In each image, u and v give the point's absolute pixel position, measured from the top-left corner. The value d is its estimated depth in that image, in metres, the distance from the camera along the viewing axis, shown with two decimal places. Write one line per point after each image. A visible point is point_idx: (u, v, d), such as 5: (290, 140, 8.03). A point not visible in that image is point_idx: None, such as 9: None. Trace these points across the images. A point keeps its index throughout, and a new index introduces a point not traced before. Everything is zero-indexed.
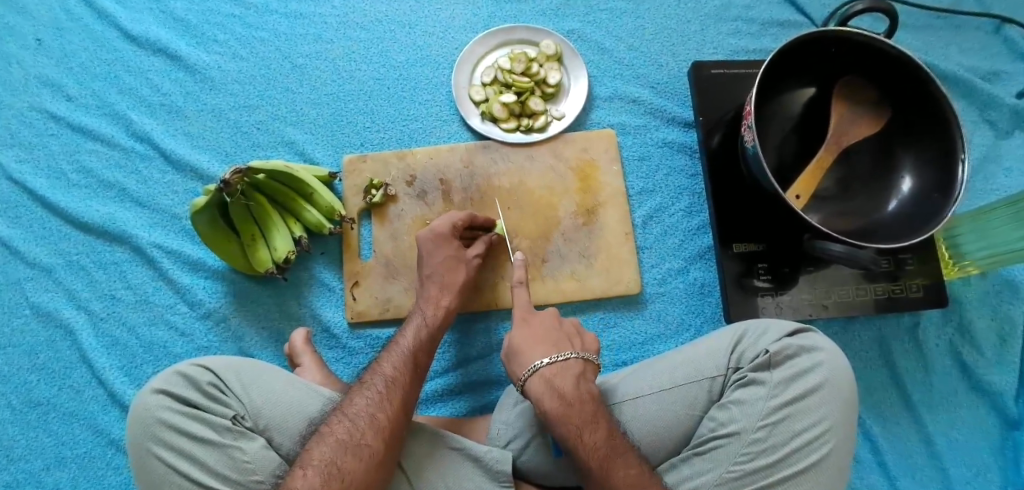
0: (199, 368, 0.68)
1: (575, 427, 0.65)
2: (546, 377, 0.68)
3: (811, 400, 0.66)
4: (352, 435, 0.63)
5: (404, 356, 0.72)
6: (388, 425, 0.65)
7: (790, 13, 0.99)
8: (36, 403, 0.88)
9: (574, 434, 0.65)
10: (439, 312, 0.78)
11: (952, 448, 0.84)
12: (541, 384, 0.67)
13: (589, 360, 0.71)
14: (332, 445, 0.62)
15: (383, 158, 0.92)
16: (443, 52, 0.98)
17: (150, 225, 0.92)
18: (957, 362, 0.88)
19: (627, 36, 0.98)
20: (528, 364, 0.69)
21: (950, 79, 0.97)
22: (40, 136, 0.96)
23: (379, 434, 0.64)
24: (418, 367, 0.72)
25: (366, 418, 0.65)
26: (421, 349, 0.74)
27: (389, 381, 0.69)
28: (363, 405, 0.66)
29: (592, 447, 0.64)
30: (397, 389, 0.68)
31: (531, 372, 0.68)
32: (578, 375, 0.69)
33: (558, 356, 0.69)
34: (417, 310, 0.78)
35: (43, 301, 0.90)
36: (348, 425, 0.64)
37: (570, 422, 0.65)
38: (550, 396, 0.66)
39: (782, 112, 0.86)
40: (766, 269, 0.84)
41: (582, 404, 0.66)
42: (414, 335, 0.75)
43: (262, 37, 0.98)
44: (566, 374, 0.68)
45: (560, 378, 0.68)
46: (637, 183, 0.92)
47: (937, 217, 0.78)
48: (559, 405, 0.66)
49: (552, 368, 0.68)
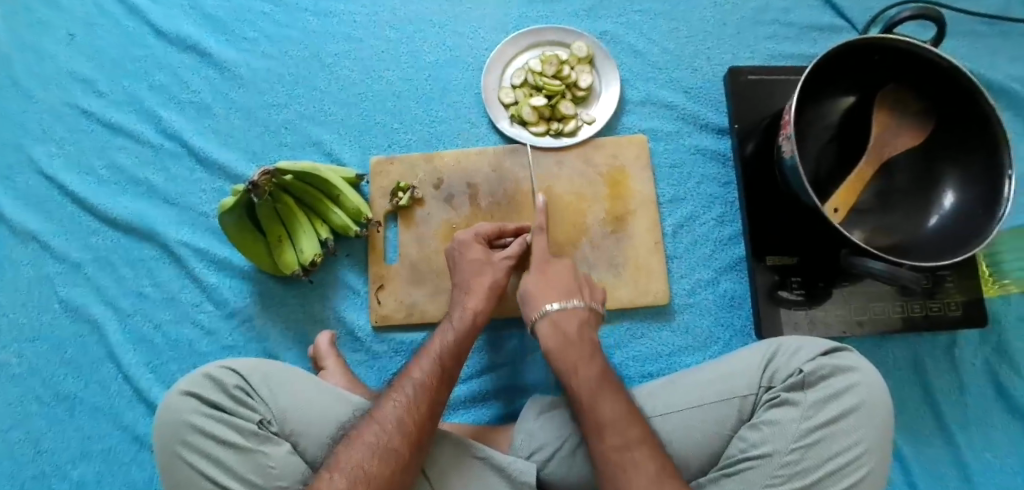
0: (227, 370, 0.68)
1: (572, 363, 0.68)
2: (554, 318, 0.72)
3: (844, 423, 0.64)
4: (380, 439, 0.63)
5: (432, 360, 0.71)
6: (415, 430, 0.65)
7: (830, 17, 0.96)
8: (64, 396, 0.89)
9: (568, 368, 0.68)
10: (468, 318, 0.75)
11: (987, 472, 0.82)
12: (549, 327, 0.72)
13: (594, 309, 0.75)
14: (362, 448, 0.62)
15: (411, 160, 0.91)
16: (472, 53, 0.96)
17: (179, 222, 0.93)
18: (994, 383, 0.85)
19: (661, 40, 0.96)
20: (541, 306, 0.73)
21: (996, 88, 0.93)
22: (71, 131, 0.96)
23: (407, 439, 0.64)
24: (446, 371, 0.71)
25: (394, 421, 0.65)
26: (450, 352, 0.72)
27: (417, 385, 0.68)
28: (391, 409, 0.66)
29: (584, 381, 0.67)
30: (424, 394, 0.67)
31: (542, 314, 0.73)
32: (582, 322, 0.72)
33: (567, 302, 0.73)
34: (448, 313, 0.77)
35: (72, 295, 0.91)
36: (376, 428, 0.64)
37: (567, 359, 0.69)
38: (554, 336, 0.71)
39: (820, 121, 0.84)
40: (800, 282, 0.83)
41: (580, 345, 0.70)
42: (442, 340, 0.73)
43: (291, 35, 0.97)
44: (571, 318, 0.72)
45: (568, 319, 0.72)
46: (669, 190, 0.90)
47: (980, 235, 0.75)
48: (560, 343, 0.70)
49: (560, 310, 0.72)
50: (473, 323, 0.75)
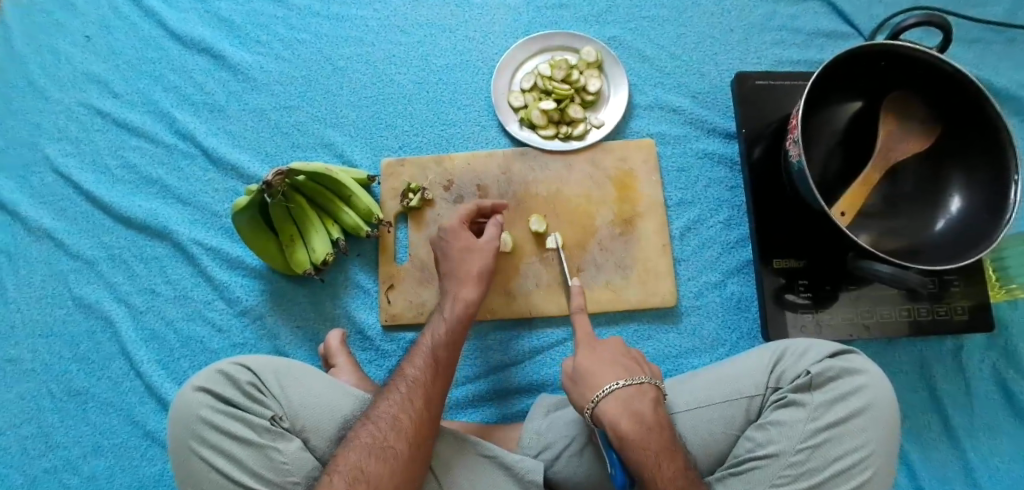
0: (240, 367, 0.69)
1: (653, 456, 0.61)
2: (623, 399, 0.64)
3: (851, 424, 0.65)
4: (375, 438, 0.64)
5: (424, 357, 0.72)
6: (412, 427, 0.65)
7: (837, 23, 0.97)
8: (76, 392, 0.90)
9: (650, 463, 0.61)
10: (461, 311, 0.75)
11: (993, 475, 0.82)
12: (618, 406, 0.63)
13: (659, 386, 0.67)
14: (358, 448, 0.63)
15: (421, 162, 0.92)
16: (483, 57, 0.97)
17: (192, 221, 0.94)
18: (1001, 387, 0.85)
19: (669, 45, 0.97)
20: (597, 389, 0.65)
21: (1002, 94, 0.94)
22: (87, 131, 0.98)
23: (404, 437, 0.64)
24: (441, 365, 0.71)
25: (389, 420, 0.65)
26: (445, 347, 0.73)
27: (410, 384, 0.69)
28: (385, 407, 0.67)
29: (670, 479, 0.61)
30: (418, 391, 0.68)
31: (605, 394, 0.64)
32: (645, 402, 0.64)
33: (633, 380, 0.65)
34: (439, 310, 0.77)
35: (85, 292, 0.92)
36: (372, 429, 0.65)
37: (648, 450, 0.61)
38: (628, 419, 0.63)
39: (826, 127, 0.85)
40: (806, 285, 0.83)
41: (657, 432, 0.63)
42: (436, 336, 0.74)
43: (304, 38, 0.99)
44: (642, 399, 0.64)
45: (639, 403, 0.64)
46: (675, 194, 0.91)
47: (988, 239, 0.75)
48: (638, 432, 0.62)
49: (626, 393, 0.64)
50: (467, 315, 0.75)
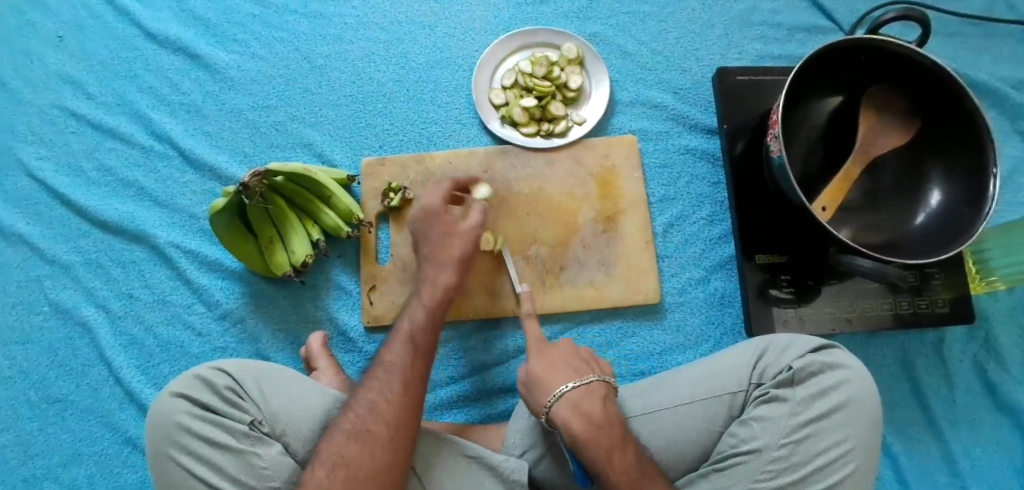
0: (219, 372, 0.68)
1: (606, 452, 0.62)
2: (572, 401, 0.65)
3: (833, 419, 0.65)
4: (355, 424, 0.63)
5: (402, 339, 0.71)
6: (392, 410, 0.64)
7: (817, 17, 0.97)
8: (54, 400, 0.88)
9: (603, 459, 0.62)
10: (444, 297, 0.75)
11: (974, 465, 0.83)
12: (568, 409, 0.64)
13: (610, 383, 0.68)
14: (339, 435, 0.63)
15: (402, 161, 0.91)
16: (463, 55, 0.97)
17: (170, 224, 0.92)
18: (982, 379, 0.86)
19: (650, 41, 0.97)
20: (550, 391, 0.66)
21: (981, 87, 0.94)
22: (61, 134, 0.96)
23: (381, 419, 0.63)
24: (419, 346, 0.70)
25: (367, 406, 0.65)
26: (421, 328, 0.72)
27: (387, 368, 0.68)
28: (364, 393, 0.66)
29: (621, 472, 0.61)
30: (395, 375, 0.67)
31: (555, 397, 0.65)
32: (591, 401, 0.65)
33: (580, 381, 0.66)
34: (417, 292, 0.76)
35: (61, 298, 0.91)
36: (352, 416, 0.64)
37: (599, 447, 0.62)
38: (579, 419, 0.63)
39: (807, 122, 0.84)
40: (788, 280, 0.83)
41: (608, 429, 0.63)
42: (414, 318, 0.73)
43: (282, 37, 0.98)
44: (590, 398, 0.65)
45: (588, 402, 0.65)
46: (658, 190, 0.91)
47: (966, 233, 0.76)
48: (589, 430, 0.63)
49: (575, 394, 0.65)
50: (444, 299, 0.75)
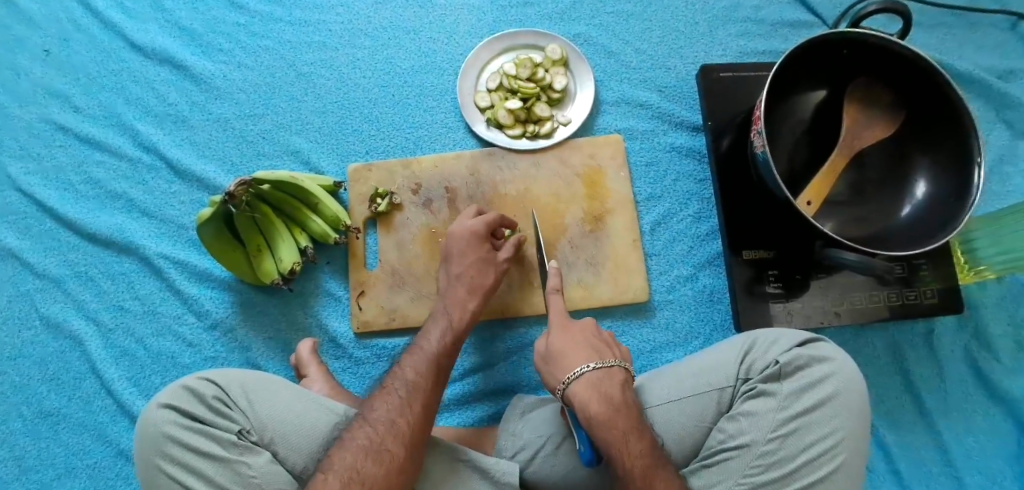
0: (206, 382, 0.68)
1: (621, 435, 0.61)
2: (593, 381, 0.65)
3: (821, 412, 0.65)
4: (373, 441, 0.62)
5: (426, 359, 0.71)
6: (410, 431, 0.64)
7: (800, 12, 0.97)
8: (47, 413, 0.88)
9: (617, 442, 0.61)
10: (465, 315, 0.77)
11: (969, 456, 0.83)
12: (588, 389, 0.64)
13: (628, 369, 0.68)
14: (355, 451, 0.61)
15: (389, 166, 0.91)
16: (448, 58, 0.97)
17: (159, 235, 0.93)
18: (974, 369, 0.86)
19: (634, 40, 0.97)
20: (569, 372, 0.66)
21: (965, 78, 0.94)
22: (48, 147, 0.96)
23: (399, 439, 0.63)
24: (439, 372, 0.71)
25: (387, 424, 0.64)
26: (444, 353, 0.73)
27: (410, 386, 0.68)
28: (384, 411, 0.65)
29: (636, 456, 0.61)
30: (417, 396, 0.67)
31: (575, 376, 0.66)
32: (604, 391, 0.64)
33: (602, 363, 0.67)
34: (442, 311, 0.78)
35: (52, 311, 0.91)
36: (368, 431, 0.63)
37: (614, 430, 0.62)
38: (599, 400, 0.63)
39: (791, 116, 0.85)
40: (776, 275, 0.83)
41: (620, 412, 0.63)
42: (438, 339, 0.74)
43: (267, 45, 0.98)
44: (611, 382, 0.65)
45: (608, 383, 0.65)
46: (645, 189, 0.91)
47: (952, 224, 0.76)
48: (606, 410, 0.63)
49: (594, 377, 0.65)
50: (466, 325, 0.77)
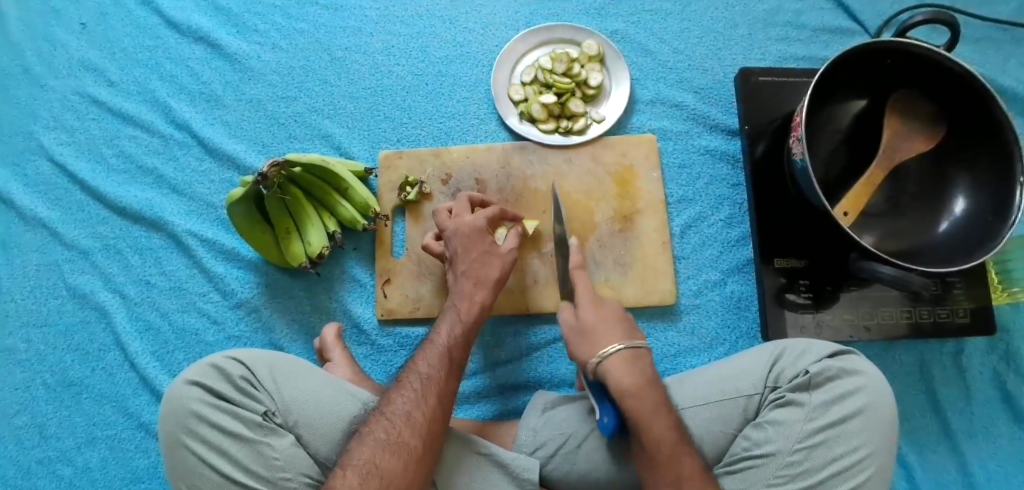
0: (233, 361, 0.68)
1: (647, 416, 0.62)
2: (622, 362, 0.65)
3: (849, 425, 0.64)
4: (390, 434, 0.62)
5: (438, 352, 0.69)
6: (426, 424, 0.64)
7: (843, 19, 0.96)
8: (70, 383, 0.89)
9: (643, 422, 0.62)
10: (474, 306, 0.74)
11: (991, 478, 0.82)
12: (615, 367, 0.65)
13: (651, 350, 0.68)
14: (372, 444, 0.62)
15: (420, 155, 0.91)
16: (483, 49, 0.96)
17: (187, 212, 0.93)
18: (1001, 391, 0.85)
19: (672, 39, 0.96)
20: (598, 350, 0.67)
21: (1008, 95, 0.93)
22: (82, 120, 0.97)
23: (418, 433, 0.63)
24: (454, 363, 0.69)
25: (403, 417, 0.64)
26: (457, 345, 0.71)
27: (424, 379, 0.67)
28: (400, 404, 0.65)
29: (660, 438, 0.61)
30: (432, 388, 0.66)
31: (606, 355, 0.66)
32: (636, 365, 0.65)
33: (631, 343, 0.67)
34: (452, 305, 0.75)
35: (79, 283, 0.91)
36: (385, 424, 0.63)
37: (642, 407, 0.63)
38: (628, 379, 0.64)
39: (829, 124, 0.83)
40: (807, 285, 0.82)
41: (650, 389, 0.64)
42: (449, 332, 0.71)
43: (302, 28, 0.98)
44: (637, 362, 0.66)
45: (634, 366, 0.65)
46: (677, 191, 0.90)
47: (990, 243, 0.74)
48: (634, 387, 0.64)
49: (625, 354, 0.66)
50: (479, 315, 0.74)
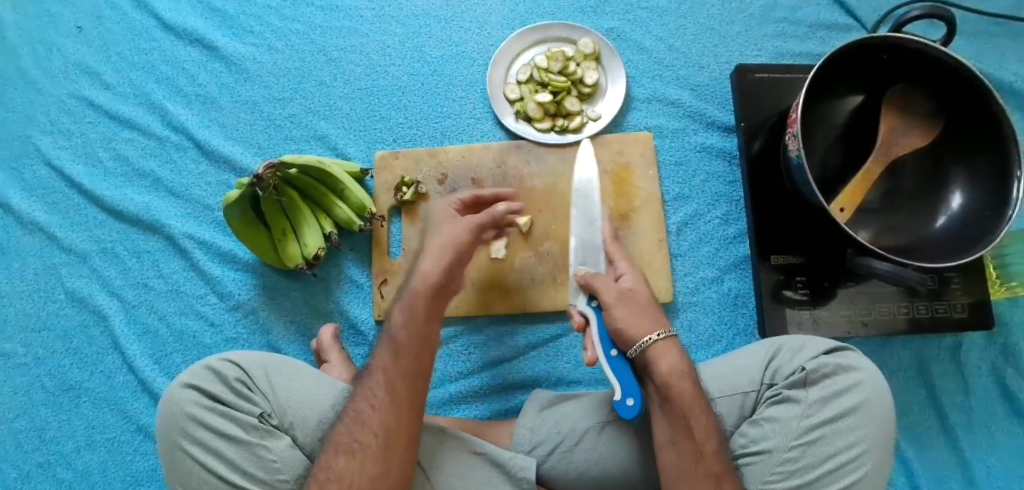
0: (228, 364, 0.68)
1: (694, 409, 0.62)
2: (663, 353, 0.65)
3: (846, 421, 0.64)
4: (348, 437, 0.62)
5: (389, 346, 0.67)
6: (382, 422, 0.63)
7: (839, 15, 0.96)
8: (69, 386, 0.89)
9: (686, 414, 0.62)
10: (424, 287, 0.68)
11: (990, 472, 0.82)
12: (658, 357, 0.65)
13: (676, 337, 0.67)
14: (333, 448, 0.62)
15: (415, 155, 0.91)
16: (479, 48, 0.96)
17: (184, 215, 0.93)
18: (999, 385, 0.84)
19: (668, 37, 0.95)
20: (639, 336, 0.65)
21: (1006, 89, 0.92)
22: (78, 123, 0.97)
23: (374, 433, 0.62)
24: (407, 354, 0.66)
25: (359, 419, 0.63)
26: (410, 334, 0.67)
27: (378, 377, 0.65)
28: (358, 405, 0.64)
29: (703, 431, 0.61)
30: (384, 386, 0.64)
31: (648, 343, 0.65)
32: (678, 358, 0.65)
33: (670, 333, 0.66)
34: (404, 289, 0.70)
35: (77, 286, 0.91)
36: (345, 427, 0.63)
37: (686, 399, 0.63)
38: (671, 370, 0.64)
39: (826, 120, 0.83)
40: (804, 282, 0.82)
41: (690, 381, 0.64)
42: (401, 321, 0.68)
43: (298, 29, 0.97)
44: (674, 353, 0.65)
45: (672, 358, 0.65)
46: (673, 188, 0.90)
47: (987, 238, 0.74)
48: (676, 378, 0.64)
49: (667, 344, 0.65)
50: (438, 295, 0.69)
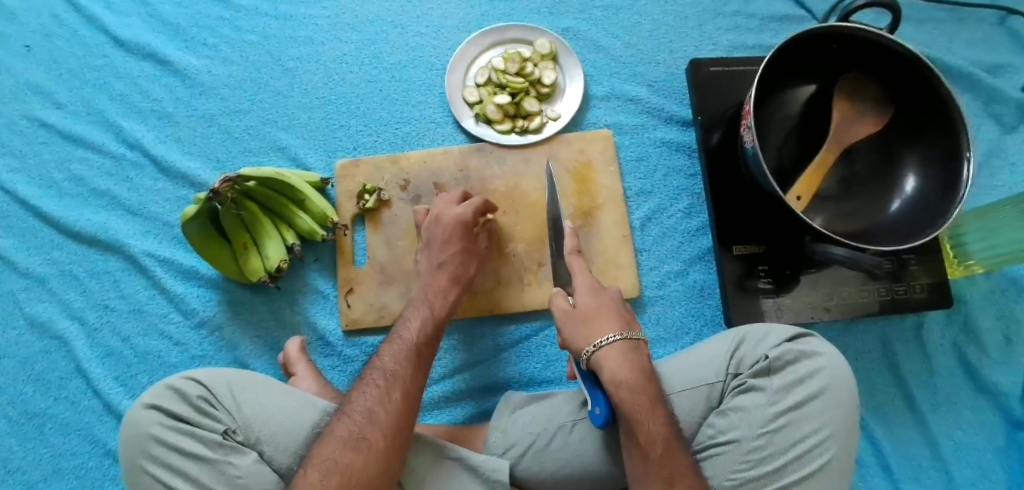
0: (190, 382, 0.67)
1: (648, 411, 0.60)
2: (620, 353, 0.63)
3: (809, 407, 0.65)
4: (352, 431, 0.62)
5: (406, 348, 0.69)
6: (389, 419, 0.63)
7: (790, 7, 0.97)
8: (32, 414, 0.87)
9: (638, 417, 0.60)
10: (444, 303, 0.76)
11: (957, 447, 0.83)
12: (613, 358, 0.62)
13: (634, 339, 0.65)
14: (333, 442, 0.61)
15: (377, 162, 0.90)
16: (436, 53, 0.96)
17: (144, 233, 0.91)
18: (961, 362, 0.86)
19: (623, 34, 0.96)
20: (593, 338, 0.64)
21: (954, 73, 0.95)
22: (31, 145, 0.95)
23: (381, 428, 0.62)
24: (422, 358, 0.69)
25: (364, 413, 0.63)
26: (425, 340, 0.71)
27: (388, 375, 0.66)
28: (362, 401, 0.64)
29: (652, 434, 0.60)
30: (397, 384, 0.66)
31: (602, 344, 0.63)
32: (630, 357, 0.63)
33: (629, 334, 0.64)
34: (421, 298, 0.76)
35: (36, 311, 0.89)
36: (347, 423, 0.63)
37: (639, 403, 0.60)
38: (628, 372, 0.62)
39: (780, 110, 0.84)
40: (766, 270, 0.83)
41: (646, 383, 0.62)
42: (418, 328, 0.72)
43: (252, 40, 0.97)
44: (632, 353, 0.63)
45: (625, 360, 0.62)
46: (635, 184, 0.91)
47: (940, 219, 0.75)
48: (630, 381, 0.61)
49: (622, 345, 0.63)
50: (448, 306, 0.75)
